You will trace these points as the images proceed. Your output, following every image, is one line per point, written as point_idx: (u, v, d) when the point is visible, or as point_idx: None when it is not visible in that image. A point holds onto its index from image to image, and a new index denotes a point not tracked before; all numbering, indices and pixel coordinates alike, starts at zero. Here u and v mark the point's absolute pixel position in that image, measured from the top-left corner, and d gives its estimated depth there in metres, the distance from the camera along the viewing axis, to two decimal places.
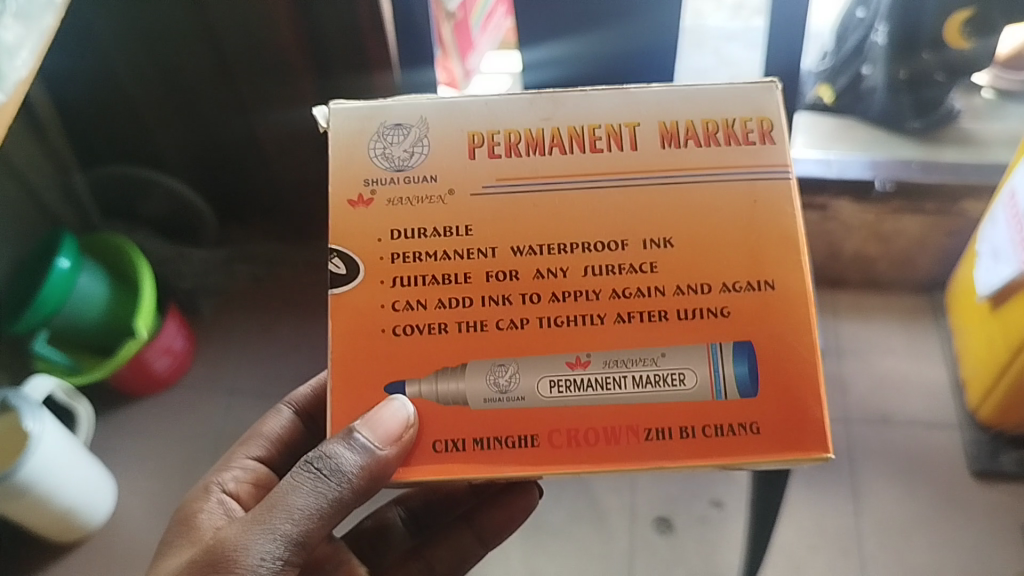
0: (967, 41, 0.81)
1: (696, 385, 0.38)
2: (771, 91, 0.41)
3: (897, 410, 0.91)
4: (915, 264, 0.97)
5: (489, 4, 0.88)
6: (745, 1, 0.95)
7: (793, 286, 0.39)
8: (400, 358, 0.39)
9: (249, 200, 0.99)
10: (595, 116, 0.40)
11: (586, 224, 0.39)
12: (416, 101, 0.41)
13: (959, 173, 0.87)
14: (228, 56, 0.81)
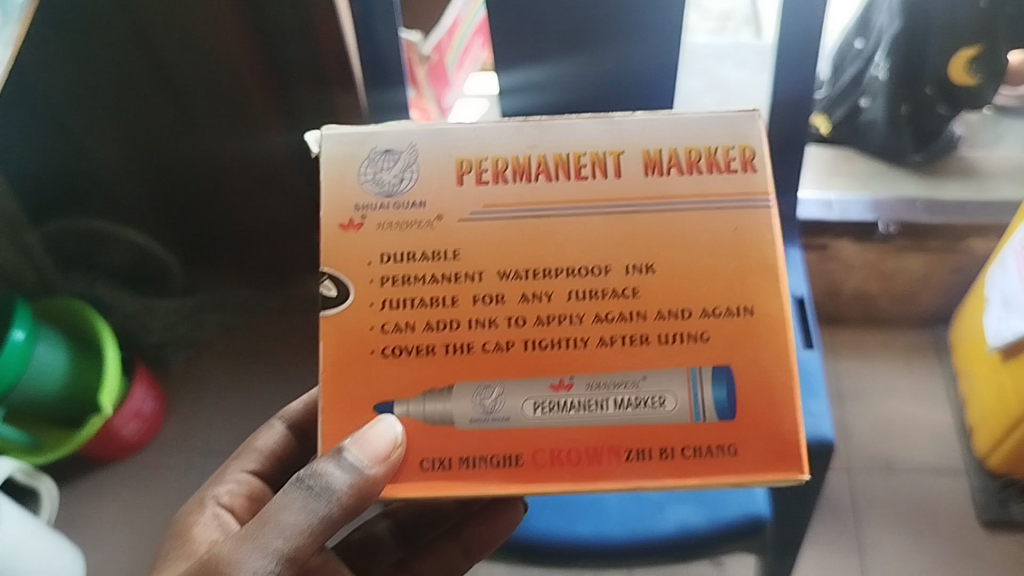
0: (970, 78, 0.86)
1: (675, 407, 0.38)
2: (753, 120, 0.39)
3: (900, 457, 1.01)
4: (918, 300, 1.06)
5: (463, 40, 0.87)
6: (731, 19, 1.07)
7: (769, 313, 0.38)
8: (394, 375, 0.39)
9: (207, 245, 1.05)
10: (582, 142, 0.39)
11: (568, 249, 0.39)
12: (406, 126, 0.40)
13: (963, 212, 0.95)
14: (202, 118, 0.86)
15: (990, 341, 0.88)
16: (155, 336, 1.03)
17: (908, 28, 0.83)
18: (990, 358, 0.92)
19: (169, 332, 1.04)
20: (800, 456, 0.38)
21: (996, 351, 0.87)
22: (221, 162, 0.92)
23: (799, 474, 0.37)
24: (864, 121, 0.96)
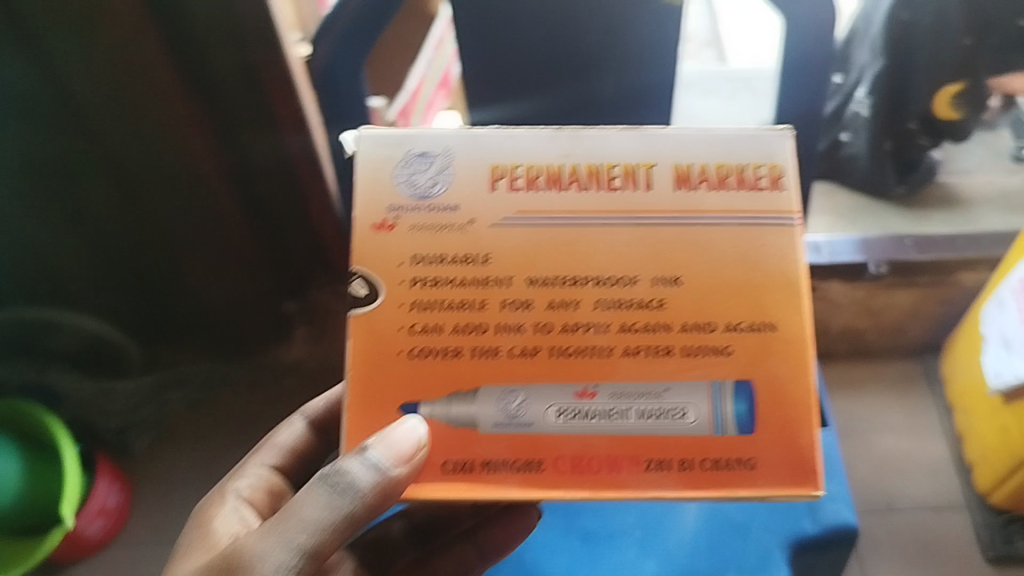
0: (954, 111, 1.04)
1: (695, 419, 0.43)
2: (783, 138, 0.45)
3: (899, 497, 1.13)
4: (907, 333, 1.21)
5: (428, 94, 1.05)
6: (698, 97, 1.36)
7: (792, 331, 0.44)
8: (413, 375, 0.45)
9: (169, 330, 1.15)
10: (614, 155, 0.45)
11: (599, 261, 0.45)
12: (443, 133, 0.46)
13: (955, 249, 1.10)
14: (151, 201, 0.92)
15: (991, 382, 0.98)
16: (113, 422, 1.13)
17: (893, 57, 1.01)
18: (990, 399, 1.01)
19: (130, 418, 1.16)
20: (817, 474, 0.43)
21: (1000, 393, 0.96)
22: (168, 248, 0.99)
23: (815, 490, 0.43)
24: (844, 153, 1.17)
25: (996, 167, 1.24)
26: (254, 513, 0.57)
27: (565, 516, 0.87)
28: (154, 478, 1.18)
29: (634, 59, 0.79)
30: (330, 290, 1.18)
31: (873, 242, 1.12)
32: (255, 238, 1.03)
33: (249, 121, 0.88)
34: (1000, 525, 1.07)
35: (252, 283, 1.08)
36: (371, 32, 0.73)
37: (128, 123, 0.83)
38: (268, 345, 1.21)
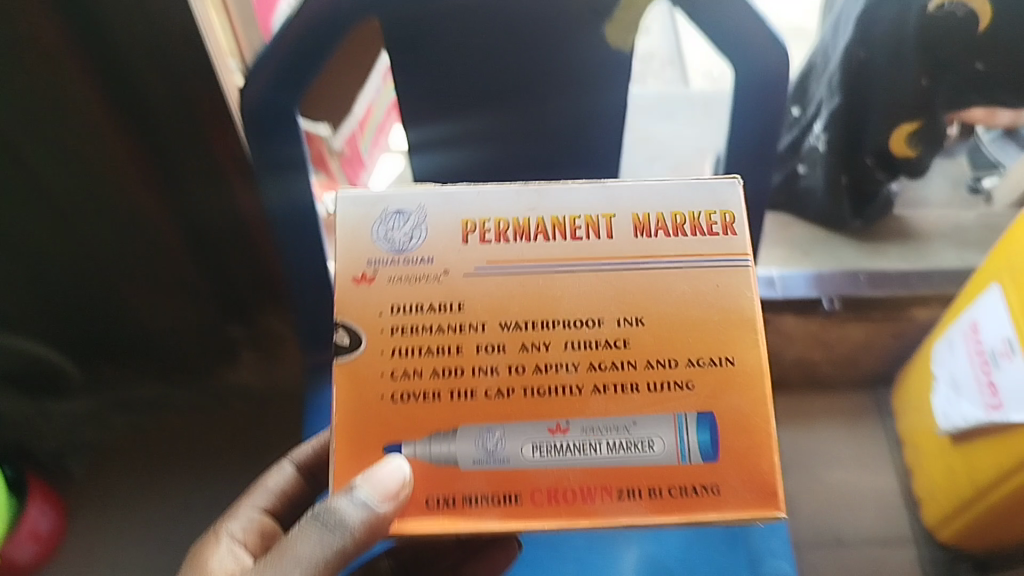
0: (909, 149, 1.07)
1: (663, 450, 0.45)
2: (733, 186, 0.47)
3: (846, 529, 1.18)
4: (861, 365, 1.26)
5: (369, 135, 1.14)
6: (649, 147, 1.44)
7: (749, 363, 0.46)
8: (394, 421, 0.46)
9: (107, 350, 1.19)
10: (577, 205, 0.47)
11: (566, 305, 0.46)
12: (415, 191, 0.47)
13: (908, 286, 1.13)
14: (89, 227, 0.97)
15: (940, 424, 1.06)
16: (49, 443, 1.22)
17: (850, 94, 1.05)
18: (939, 440, 1.08)
19: (69, 438, 1.25)
20: (778, 496, 0.45)
21: (949, 434, 1.03)
22: (110, 280, 1.06)
23: (777, 511, 0.44)
24: (801, 186, 1.21)
25: (951, 194, 1.30)
26: (247, 552, 0.59)
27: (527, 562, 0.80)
28: (91, 504, 1.24)
29: (588, 81, 0.77)
30: (278, 318, 1.26)
31: (826, 278, 1.15)
32: (200, 272, 1.11)
33: (192, 171, 0.95)
34: (946, 561, 1.12)
35: (198, 308, 1.15)
36: (301, 83, 0.70)
37: (69, 155, 0.87)
38: (213, 366, 1.28)
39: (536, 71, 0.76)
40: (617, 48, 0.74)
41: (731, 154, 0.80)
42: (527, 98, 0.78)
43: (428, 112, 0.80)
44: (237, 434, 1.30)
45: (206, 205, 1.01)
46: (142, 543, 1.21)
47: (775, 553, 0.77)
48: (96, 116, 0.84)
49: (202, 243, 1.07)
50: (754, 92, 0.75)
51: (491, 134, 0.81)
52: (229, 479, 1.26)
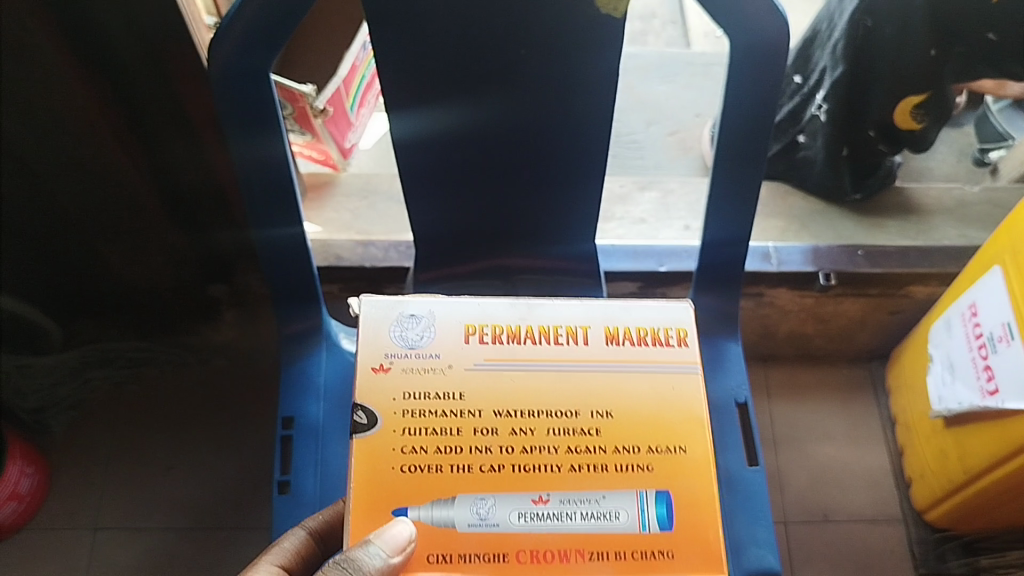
0: (915, 121, 1.04)
1: (625, 520, 0.50)
2: (685, 308, 0.55)
3: (835, 506, 1.18)
4: (855, 339, 1.24)
5: (356, 91, 1.06)
6: (646, 108, 1.40)
7: (697, 454, 0.52)
8: (401, 489, 0.50)
9: (84, 300, 1.16)
10: (560, 319, 0.54)
11: (550, 396, 0.52)
12: (428, 300, 0.54)
13: (908, 262, 1.09)
14: (56, 174, 0.93)
15: (934, 407, 1.04)
16: (29, 401, 1.18)
17: (853, 64, 1.01)
18: (932, 422, 1.07)
19: (48, 395, 1.20)
20: (721, 561, 0.49)
21: (941, 417, 1.02)
22: (86, 234, 1.03)
23: None
24: (799, 155, 1.18)
25: (957, 164, 1.32)
26: None
27: None
28: (71, 462, 1.22)
29: (578, 51, 0.73)
30: (257, 276, 1.17)
31: (823, 251, 1.10)
32: (176, 228, 1.07)
33: (167, 128, 0.92)
34: (934, 543, 1.13)
35: (176, 270, 1.14)
36: (275, 42, 0.67)
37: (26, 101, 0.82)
38: (196, 323, 1.24)
39: (518, 39, 0.72)
40: (608, 12, 0.70)
41: (728, 128, 0.77)
42: (512, 65, 0.74)
43: (407, 79, 0.75)
44: (220, 398, 1.28)
45: (185, 159, 0.96)
46: (119, 501, 1.20)
47: (759, 544, 0.77)
48: (63, 72, 0.81)
49: (177, 200, 1.03)
50: (754, 66, 0.72)
51: (477, 101, 0.77)
52: (210, 441, 1.25)
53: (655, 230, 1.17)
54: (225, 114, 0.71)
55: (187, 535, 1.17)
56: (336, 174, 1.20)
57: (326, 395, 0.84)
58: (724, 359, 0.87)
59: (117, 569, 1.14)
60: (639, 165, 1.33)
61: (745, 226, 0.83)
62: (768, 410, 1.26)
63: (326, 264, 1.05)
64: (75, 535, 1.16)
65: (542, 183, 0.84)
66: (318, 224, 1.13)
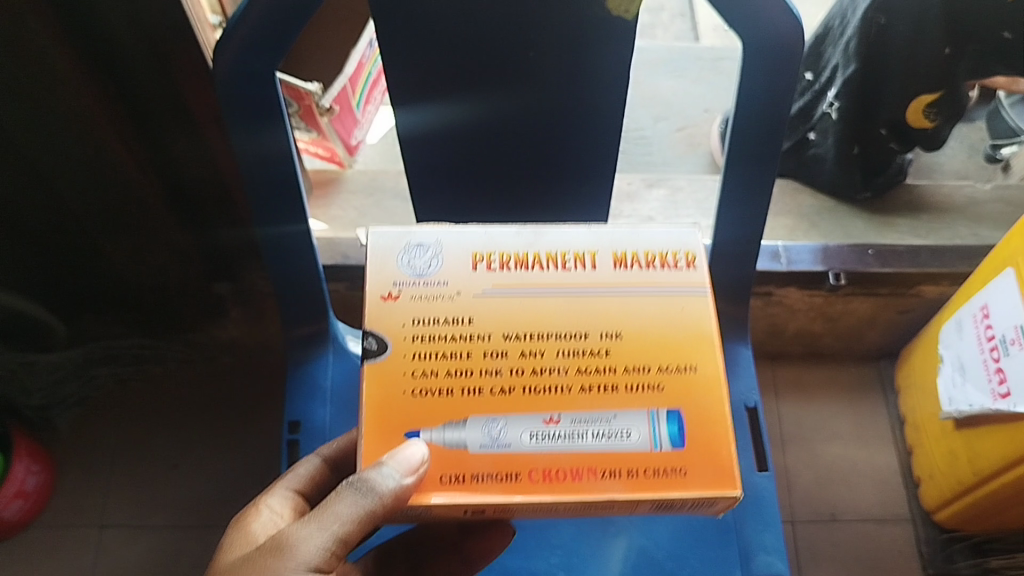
0: (927, 120, 1.02)
1: (634, 439, 0.51)
2: (692, 234, 0.55)
3: (843, 505, 1.17)
4: (864, 337, 1.23)
5: (362, 87, 1.05)
6: (654, 103, 1.39)
7: (707, 371, 0.53)
8: (414, 413, 0.52)
9: (89, 307, 1.15)
10: (567, 246, 0.55)
11: (558, 317, 0.54)
12: (435, 230, 0.56)
13: (919, 260, 1.08)
14: (61, 177, 0.93)
15: (944, 408, 1.03)
16: (34, 398, 1.16)
17: (866, 63, 1.00)
18: (942, 422, 1.06)
19: (53, 392, 1.18)
20: (735, 477, 0.50)
21: (952, 419, 1.01)
22: (88, 232, 1.02)
23: (735, 490, 0.50)
24: (810, 152, 1.17)
25: (967, 161, 1.31)
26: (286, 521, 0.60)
27: (512, 552, 0.77)
28: (78, 459, 1.22)
29: (587, 53, 0.72)
30: (262, 277, 1.16)
31: (833, 251, 1.09)
32: (179, 225, 1.05)
33: (170, 121, 0.90)
34: (943, 543, 1.13)
35: (182, 267, 1.11)
36: (280, 46, 0.66)
37: (22, 112, 0.83)
38: (201, 323, 1.22)
39: (529, 43, 0.72)
40: (619, 15, 0.69)
41: (739, 130, 0.76)
42: (520, 67, 0.73)
43: (414, 79, 0.74)
44: (225, 395, 1.27)
45: (188, 152, 0.95)
46: (125, 498, 1.19)
47: (768, 550, 0.77)
48: (67, 78, 0.80)
49: (180, 196, 1.01)
50: (766, 68, 0.71)
51: (484, 102, 0.76)
52: (216, 438, 1.24)
53: (663, 229, 1.16)
54: (230, 117, 0.70)
55: (193, 533, 1.17)
56: (342, 171, 1.20)
57: (333, 398, 0.83)
58: (733, 363, 0.87)
59: (125, 566, 1.14)
60: (647, 162, 1.32)
61: (756, 228, 0.82)
62: (775, 409, 1.25)
63: (332, 263, 1.05)
64: (81, 533, 1.16)
65: (549, 182, 0.84)
66: (324, 221, 1.13)
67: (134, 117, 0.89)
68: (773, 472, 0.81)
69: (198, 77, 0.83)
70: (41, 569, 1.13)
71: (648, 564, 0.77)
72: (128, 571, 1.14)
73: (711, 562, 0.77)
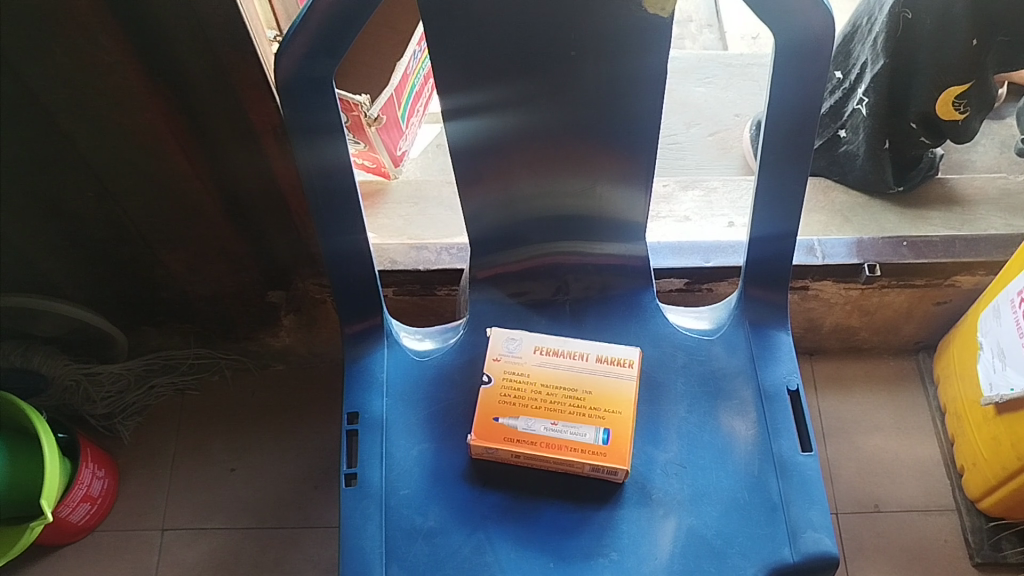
0: (957, 112, 1.05)
1: (584, 438, 0.82)
2: None
3: (886, 495, 1.19)
4: (901, 330, 1.26)
5: (406, 97, 1.10)
6: (687, 109, 1.43)
7: None
8: None
9: (150, 311, 1.23)
10: None
11: None
12: None
13: (953, 251, 1.11)
14: (126, 188, 0.99)
15: (985, 394, 1.05)
16: (98, 408, 1.24)
17: (894, 58, 1.03)
18: (983, 408, 1.08)
19: (115, 401, 1.26)
20: None
21: (992, 403, 1.02)
22: (150, 245, 1.09)
23: None
24: (841, 149, 1.20)
25: (999, 156, 1.33)
26: None
27: (567, 535, 0.79)
28: (140, 465, 1.27)
29: (627, 50, 0.76)
30: (315, 283, 1.19)
31: (867, 243, 1.12)
32: (238, 235, 1.09)
33: (229, 136, 0.94)
34: (989, 532, 1.13)
35: (237, 276, 1.16)
36: (337, 54, 0.71)
37: (93, 123, 0.89)
38: (257, 331, 1.27)
39: (570, 44, 0.76)
40: (655, 12, 0.73)
41: (772, 119, 0.79)
42: (561, 67, 0.77)
43: (464, 84, 0.78)
44: (279, 402, 1.32)
45: (245, 165, 0.99)
46: (185, 502, 1.24)
47: (816, 527, 0.79)
48: (134, 92, 0.85)
49: (238, 207, 1.05)
50: (798, 59, 0.74)
51: (530, 103, 0.80)
52: (270, 443, 1.29)
53: (700, 226, 1.19)
54: (291, 123, 0.75)
55: (252, 535, 1.21)
56: (388, 181, 1.25)
57: (389, 390, 0.87)
58: (774, 348, 0.89)
59: (186, 568, 1.18)
60: (681, 166, 1.35)
61: (792, 220, 0.86)
62: (815, 404, 1.27)
63: (382, 268, 1.09)
64: (144, 536, 1.21)
65: (591, 182, 0.87)
66: (372, 229, 1.17)
67: (195, 133, 0.93)
68: (816, 453, 0.83)
69: (257, 91, 0.88)
70: (107, 571, 1.18)
71: (699, 543, 0.78)
72: (190, 571, 1.18)
73: (758, 539, 0.79)
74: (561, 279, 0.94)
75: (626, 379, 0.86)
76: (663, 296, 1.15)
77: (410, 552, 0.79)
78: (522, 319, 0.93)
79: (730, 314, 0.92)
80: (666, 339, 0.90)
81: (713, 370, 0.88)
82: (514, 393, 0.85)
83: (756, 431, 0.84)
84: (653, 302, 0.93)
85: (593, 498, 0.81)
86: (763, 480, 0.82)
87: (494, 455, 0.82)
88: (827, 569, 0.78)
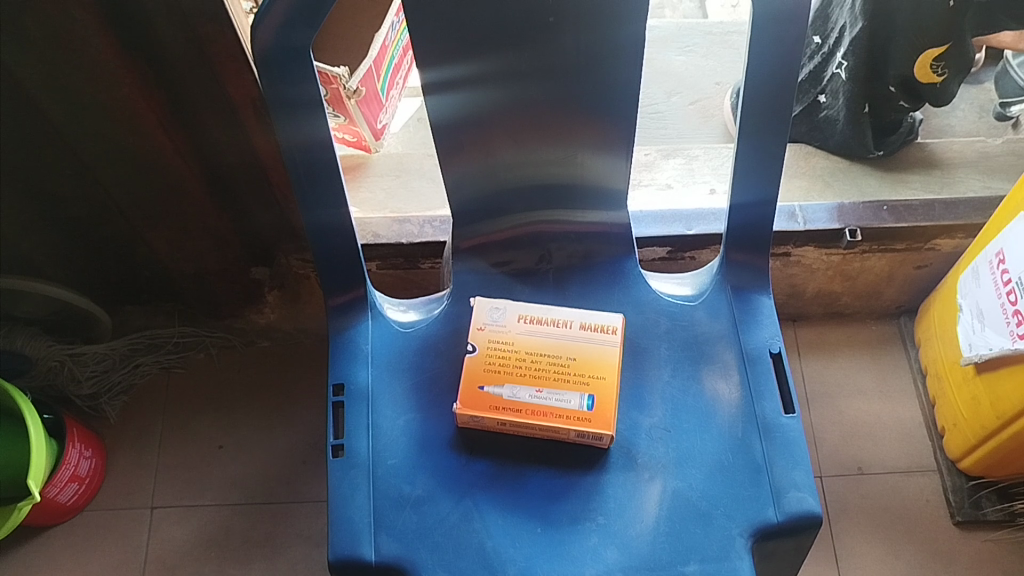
0: (934, 76, 1.05)
1: (568, 405, 0.83)
2: None
3: (868, 457, 1.20)
4: (883, 294, 1.27)
5: (387, 67, 1.10)
6: (669, 79, 1.43)
7: None
8: None
9: (133, 287, 1.23)
10: None
11: None
12: None
13: (932, 214, 1.12)
14: (104, 164, 0.98)
15: (965, 354, 1.06)
16: (83, 387, 1.24)
17: (873, 20, 1.04)
18: (962, 369, 1.09)
19: (101, 381, 1.26)
20: None
21: (972, 363, 1.03)
22: (130, 222, 1.09)
23: None
24: (822, 115, 1.21)
25: (977, 121, 1.35)
26: None
27: (552, 499, 0.80)
28: (126, 444, 1.26)
29: (606, 17, 0.76)
30: (299, 258, 1.19)
31: (848, 208, 1.12)
32: (219, 211, 1.09)
33: (208, 111, 0.93)
34: (969, 491, 1.15)
35: (220, 253, 1.16)
36: (314, 26, 0.71)
37: (67, 99, 0.89)
38: (242, 307, 1.27)
39: (549, 12, 0.75)
40: None
41: (752, 85, 0.79)
42: (539, 35, 0.77)
43: (444, 56, 0.78)
44: (265, 380, 1.32)
45: (223, 141, 0.98)
46: (173, 480, 1.24)
47: (799, 487, 0.80)
48: (110, 67, 0.85)
49: (219, 183, 1.05)
50: (777, 23, 0.74)
51: (510, 74, 0.80)
52: (257, 420, 1.29)
53: (682, 194, 1.20)
54: (270, 95, 0.74)
55: (241, 510, 1.21)
56: (369, 155, 1.24)
57: (375, 360, 0.88)
58: (756, 312, 0.90)
59: (176, 545, 1.19)
60: (663, 135, 1.36)
61: (772, 185, 0.86)
62: (799, 369, 1.29)
63: (364, 242, 1.09)
64: (133, 514, 1.21)
65: (571, 150, 0.87)
66: (355, 203, 1.17)
67: (173, 109, 0.93)
68: (799, 415, 0.84)
69: (234, 64, 0.87)
70: (97, 550, 1.18)
71: (685, 506, 0.79)
72: (180, 549, 1.18)
73: (743, 500, 0.80)
74: (544, 247, 0.95)
75: (610, 345, 0.86)
76: (646, 265, 1.15)
77: (398, 520, 0.79)
78: (507, 288, 0.93)
79: (712, 279, 0.92)
80: (650, 306, 0.91)
81: (695, 334, 0.89)
82: (498, 361, 0.86)
83: (739, 394, 0.85)
84: (635, 268, 0.93)
85: (578, 464, 0.82)
86: (747, 442, 0.83)
87: (480, 423, 0.83)
88: (811, 528, 0.79)
